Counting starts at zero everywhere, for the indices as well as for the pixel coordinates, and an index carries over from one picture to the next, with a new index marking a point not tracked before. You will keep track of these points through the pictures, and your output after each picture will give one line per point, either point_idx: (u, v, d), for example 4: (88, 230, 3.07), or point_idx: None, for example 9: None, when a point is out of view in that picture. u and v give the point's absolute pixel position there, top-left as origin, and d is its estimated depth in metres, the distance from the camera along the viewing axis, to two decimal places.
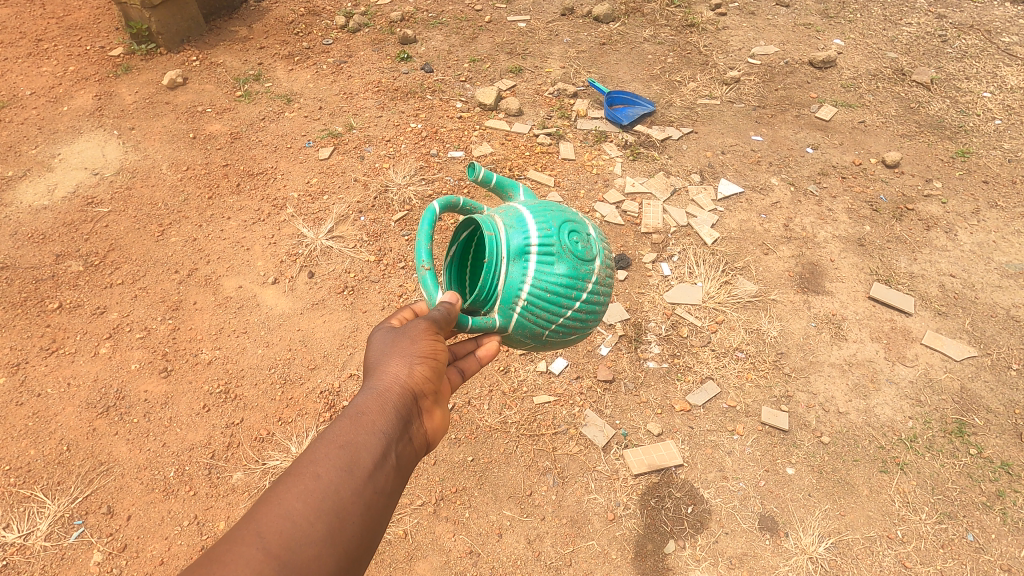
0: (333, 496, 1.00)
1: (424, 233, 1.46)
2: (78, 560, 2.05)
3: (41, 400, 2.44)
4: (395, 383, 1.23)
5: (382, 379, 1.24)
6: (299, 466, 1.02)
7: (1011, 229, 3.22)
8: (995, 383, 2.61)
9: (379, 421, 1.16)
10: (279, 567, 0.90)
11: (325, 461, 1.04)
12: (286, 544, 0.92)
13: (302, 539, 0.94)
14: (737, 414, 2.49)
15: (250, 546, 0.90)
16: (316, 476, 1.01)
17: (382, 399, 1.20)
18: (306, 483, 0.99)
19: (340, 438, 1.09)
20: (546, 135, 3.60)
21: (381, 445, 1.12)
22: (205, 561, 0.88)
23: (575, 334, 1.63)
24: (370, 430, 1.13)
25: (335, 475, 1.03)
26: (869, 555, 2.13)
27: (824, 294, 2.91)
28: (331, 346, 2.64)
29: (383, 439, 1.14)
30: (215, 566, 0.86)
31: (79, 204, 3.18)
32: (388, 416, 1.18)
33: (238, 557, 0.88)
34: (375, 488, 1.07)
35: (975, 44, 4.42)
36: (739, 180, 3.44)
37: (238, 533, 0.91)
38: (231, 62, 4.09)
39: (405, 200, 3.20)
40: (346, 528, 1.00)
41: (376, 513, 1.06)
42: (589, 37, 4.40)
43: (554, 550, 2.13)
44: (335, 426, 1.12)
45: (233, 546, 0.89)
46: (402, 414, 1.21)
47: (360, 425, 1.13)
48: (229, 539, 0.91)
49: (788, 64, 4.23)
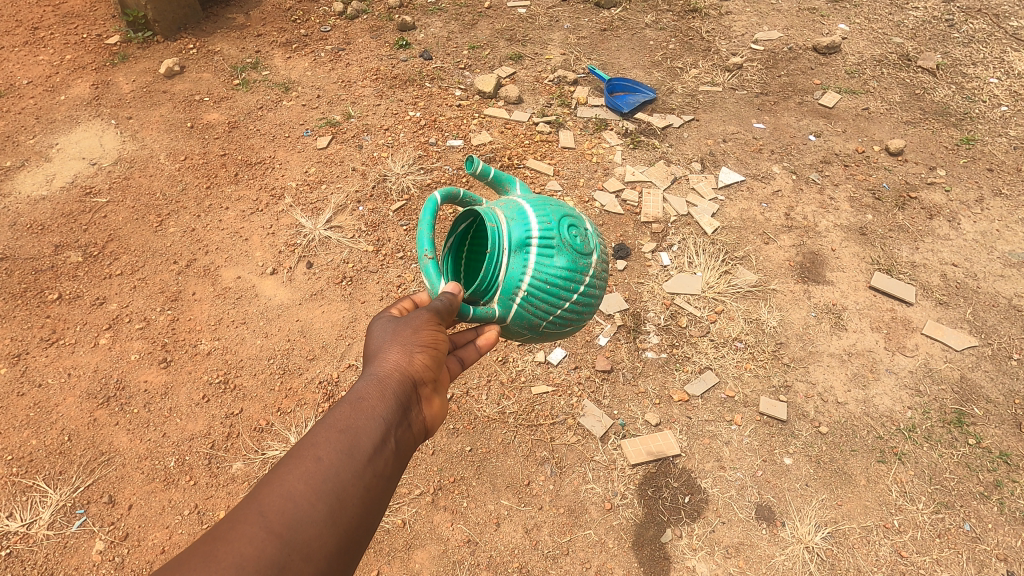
0: (333, 478, 1.00)
1: (426, 223, 1.44)
2: (80, 549, 2.07)
3: (41, 390, 2.45)
4: (395, 369, 1.24)
5: (382, 366, 1.24)
6: (300, 448, 1.03)
7: (1014, 218, 3.19)
8: (995, 373, 2.59)
9: (380, 407, 1.16)
10: (281, 545, 0.90)
11: (326, 444, 1.04)
12: (288, 523, 0.92)
13: (304, 519, 0.94)
14: (735, 404, 2.49)
15: (253, 525, 0.90)
16: (317, 459, 1.01)
17: (382, 384, 1.20)
18: (307, 465, 1.00)
19: (341, 422, 1.09)
20: (546, 123, 3.57)
21: (380, 430, 1.13)
22: (207, 540, 0.88)
23: (571, 327, 1.62)
24: (371, 415, 1.14)
25: (336, 458, 1.03)
26: (865, 545, 2.13)
27: (825, 283, 2.90)
28: (330, 337, 2.64)
29: (383, 424, 1.14)
30: (219, 545, 0.86)
31: (77, 194, 3.18)
32: (388, 402, 1.18)
33: (241, 536, 0.88)
34: (375, 472, 1.07)
35: (982, 28, 4.35)
36: (740, 168, 3.41)
37: (240, 512, 0.91)
38: (228, 50, 4.05)
39: (403, 189, 3.18)
40: (347, 509, 1.00)
41: (376, 496, 1.07)
42: (589, 23, 4.34)
43: (551, 539, 2.15)
44: (337, 409, 1.12)
45: (235, 525, 0.89)
46: (402, 400, 1.21)
47: (360, 410, 1.13)
48: (232, 519, 0.91)
49: (792, 50, 4.17)
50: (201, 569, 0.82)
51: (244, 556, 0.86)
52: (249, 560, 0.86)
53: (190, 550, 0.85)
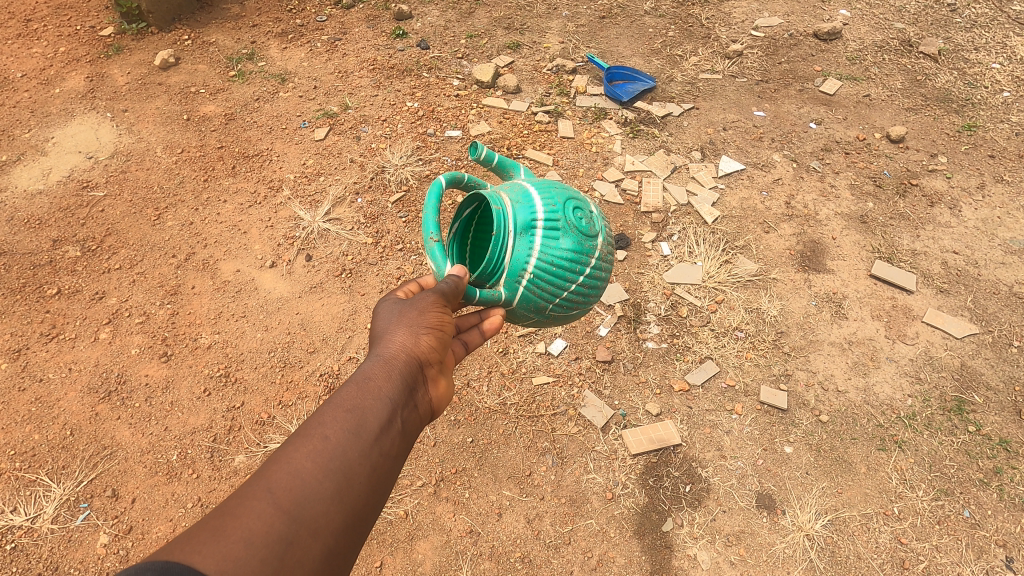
0: (340, 457, 1.00)
1: (430, 207, 1.43)
2: (85, 543, 2.08)
3: (43, 385, 2.45)
4: (401, 351, 1.24)
5: (388, 347, 1.24)
6: (307, 428, 1.03)
7: (1016, 204, 3.17)
8: (996, 360, 2.60)
9: (386, 387, 1.16)
10: (289, 520, 0.90)
11: (333, 424, 1.04)
12: (295, 499, 0.92)
13: (311, 496, 0.94)
14: (736, 394, 2.49)
15: (261, 501, 0.90)
16: (324, 437, 1.02)
17: (388, 365, 1.20)
18: (314, 443, 1.00)
19: (347, 402, 1.09)
20: (545, 113, 3.55)
21: (387, 410, 1.13)
22: (215, 515, 0.87)
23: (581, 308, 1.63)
24: (376, 395, 1.13)
25: (342, 437, 1.03)
26: (865, 532, 2.15)
27: (825, 272, 2.89)
28: (330, 329, 2.64)
29: (389, 404, 1.14)
30: (227, 519, 0.86)
31: (74, 188, 3.16)
32: (394, 383, 1.18)
33: (249, 511, 0.88)
34: (381, 451, 1.07)
35: (984, 13, 4.31)
36: (740, 157, 3.39)
37: (248, 489, 0.91)
38: (223, 41, 4.02)
39: (402, 180, 3.17)
40: (354, 487, 1.00)
41: (383, 475, 1.07)
42: (588, 11, 4.29)
43: (553, 529, 2.16)
44: (343, 388, 1.13)
45: (244, 501, 0.89)
46: (408, 381, 1.21)
47: (367, 390, 1.13)
48: (240, 495, 0.91)
49: (792, 36, 4.13)
50: (210, 542, 0.82)
51: (253, 530, 0.86)
52: (257, 535, 0.86)
53: (199, 525, 0.85)
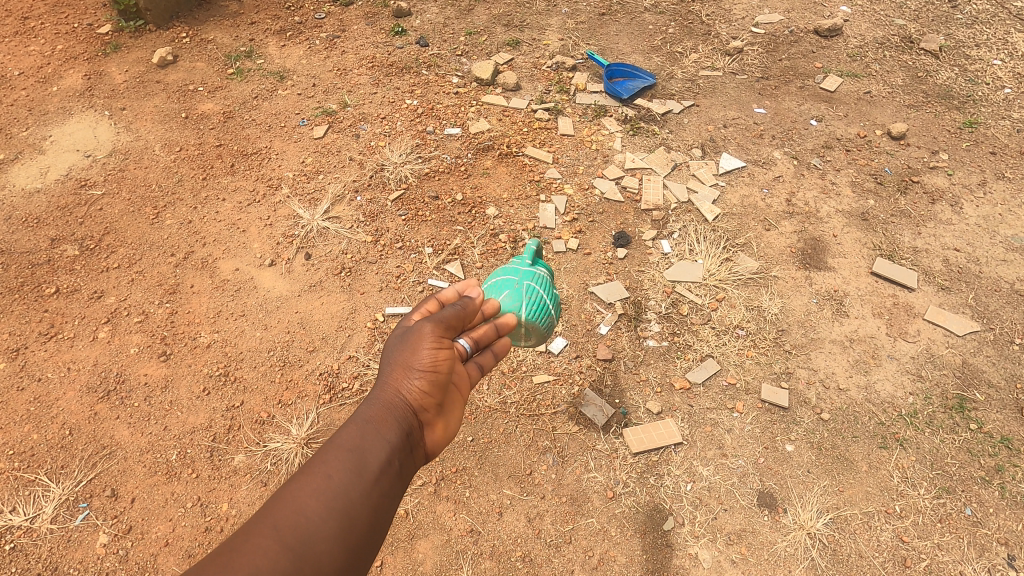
0: (342, 497, 1.01)
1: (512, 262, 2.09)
2: (84, 543, 2.07)
3: (41, 385, 2.43)
4: (400, 392, 1.24)
5: (387, 390, 1.24)
6: (311, 466, 1.04)
7: (1017, 201, 3.16)
8: (997, 358, 2.59)
9: (385, 429, 1.17)
10: (292, 558, 0.91)
11: (336, 463, 1.05)
12: (298, 536, 0.93)
13: (313, 534, 0.95)
14: (737, 392, 2.48)
15: (266, 537, 0.91)
16: (327, 477, 1.02)
17: (388, 408, 1.21)
18: (318, 482, 1.01)
19: (349, 442, 1.10)
20: (545, 110, 3.55)
21: (386, 451, 1.13)
22: (219, 553, 0.89)
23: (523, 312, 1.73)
24: (376, 437, 1.14)
25: (344, 476, 1.04)
26: (866, 530, 2.14)
27: (826, 270, 2.88)
28: (329, 328, 2.63)
29: (388, 446, 1.15)
30: (233, 556, 0.88)
31: (72, 186, 3.14)
32: (393, 425, 1.19)
33: (255, 548, 0.89)
34: (381, 492, 1.07)
35: (985, 9, 4.30)
36: (741, 154, 3.38)
37: (254, 525, 0.93)
38: (222, 38, 4.01)
39: (401, 178, 3.17)
40: (354, 527, 1.00)
41: (381, 516, 1.07)
42: (588, 8, 4.28)
43: (554, 528, 2.15)
44: (346, 427, 1.15)
45: (249, 537, 0.91)
46: (406, 423, 1.22)
47: (367, 431, 1.15)
48: (244, 532, 0.92)
49: (793, 33, 4.12)
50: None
51: (259, 568, 0.87)
52: (263, 570, 0.88)
53: (207, 558, 0.87)
